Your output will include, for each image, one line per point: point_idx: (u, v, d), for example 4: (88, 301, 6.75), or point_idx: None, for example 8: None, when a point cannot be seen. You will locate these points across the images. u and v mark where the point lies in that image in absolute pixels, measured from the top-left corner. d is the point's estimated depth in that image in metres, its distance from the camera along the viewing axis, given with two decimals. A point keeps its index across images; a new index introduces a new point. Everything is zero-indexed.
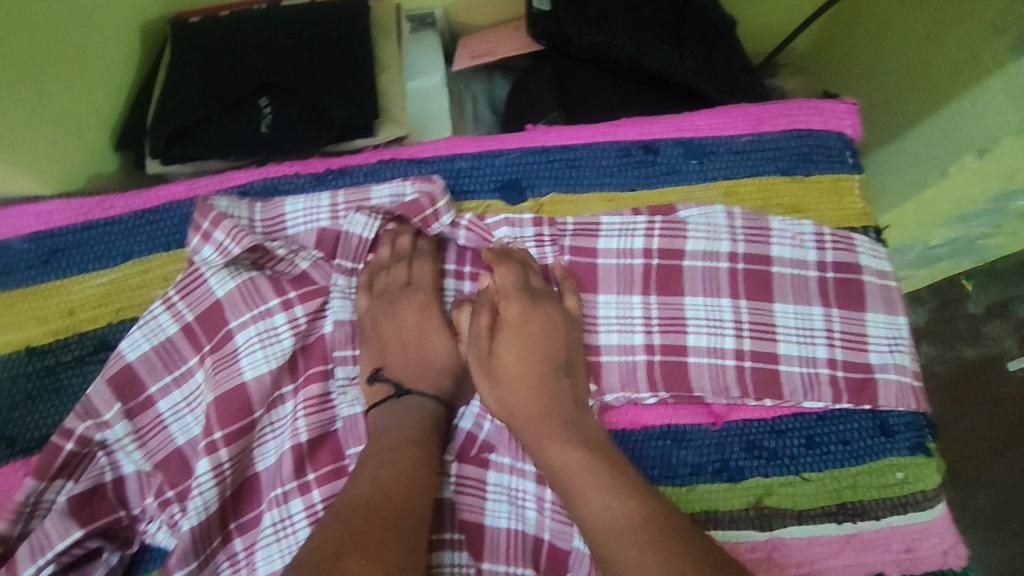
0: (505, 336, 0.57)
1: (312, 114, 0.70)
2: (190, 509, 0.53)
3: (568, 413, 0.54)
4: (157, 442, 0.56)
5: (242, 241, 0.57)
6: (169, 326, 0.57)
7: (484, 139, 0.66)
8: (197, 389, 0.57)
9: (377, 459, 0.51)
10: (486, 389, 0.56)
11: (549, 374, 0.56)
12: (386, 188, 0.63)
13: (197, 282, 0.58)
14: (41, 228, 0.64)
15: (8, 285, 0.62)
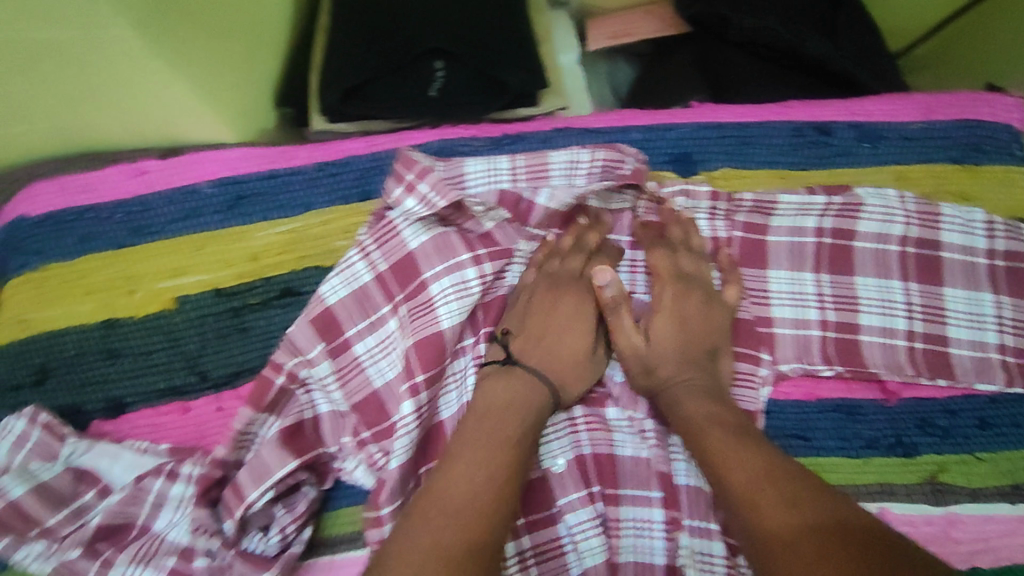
0: (662, 319, 0.59)
1: (482, 80, 0.70)
2: (397, 447, 0.54)
3: (721, 392, 0.56)
4: (354, 382, 0.59)
5: (446, 195, 0.60)
6: (365, 276, 0.60)
7: (656, 112, 0.68)
8: (390, 336, 0.60)
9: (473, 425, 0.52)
10: (641, 370, 0.58)
11: (701, 358, 0.58)
12: (564, 155, 0.64)
13: (392, 235, 0.61)
14: (227, 174, 0.65)
15: (196, 228, 0.64)
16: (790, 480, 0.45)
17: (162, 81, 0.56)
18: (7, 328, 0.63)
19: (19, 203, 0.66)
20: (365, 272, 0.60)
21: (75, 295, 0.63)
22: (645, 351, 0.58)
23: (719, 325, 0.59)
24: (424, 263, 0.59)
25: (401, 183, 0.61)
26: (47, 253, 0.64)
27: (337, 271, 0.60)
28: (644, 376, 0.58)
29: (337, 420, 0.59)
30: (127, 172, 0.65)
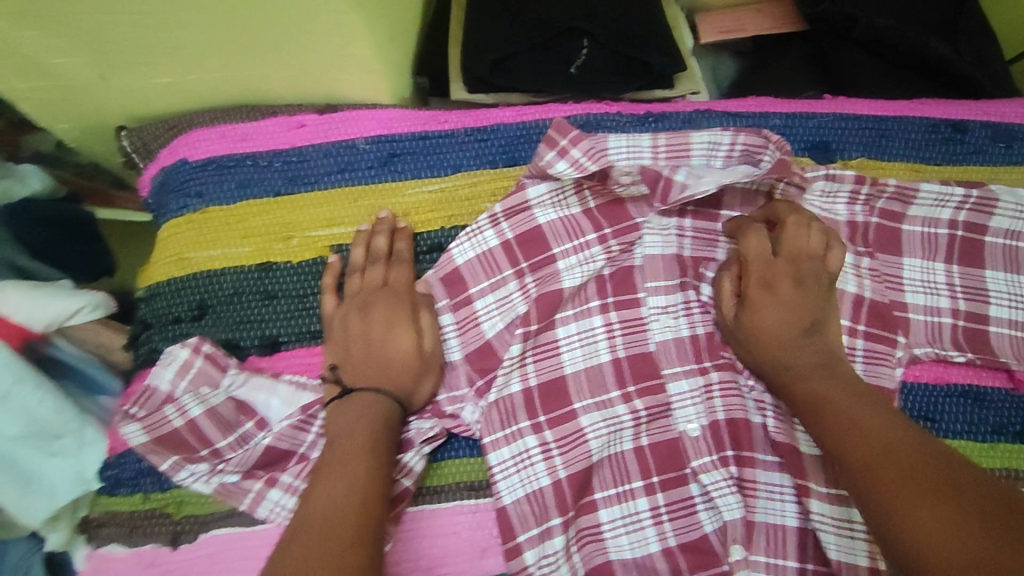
0: (765, 301, 0.58)
1: (623, 62, 0.74)
2: (503, 386, 0.60)
3: (832, 367, 0.55)
4: (471, 334, 0.62)
5: (597, 161, 0.61)
6: (492, 240, 0.63)
7: (794, 102, 0.71)
8: (509, 296, 0.63)
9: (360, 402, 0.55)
10: (746, 349, 0.59)
11: (802, 334, 0.57)
12: (706, 135, 0.67)
13: (522, 208, 0.64)
14: (383, 132, 0.68)
15: (350, 181, 0.67)
16: (915, 452, 0.46)
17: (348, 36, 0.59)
18: (168, 265, 0.66)
19: (181, 147, 0.69)
20: (492, 239, 0.63)
21: (233, 238, 0.65)
22: (734, 326, 0.60)
23: (820, 304, 0.58)
24: (551, 237, 0.64)
25: (553, 147, 0.61)
26: (208, 196, 0.66)
27: (467, 234, 0.63)
28: (743, 350, 0.59)
29: (451, 373, 0.62)
30: (286, 124, 0.68)
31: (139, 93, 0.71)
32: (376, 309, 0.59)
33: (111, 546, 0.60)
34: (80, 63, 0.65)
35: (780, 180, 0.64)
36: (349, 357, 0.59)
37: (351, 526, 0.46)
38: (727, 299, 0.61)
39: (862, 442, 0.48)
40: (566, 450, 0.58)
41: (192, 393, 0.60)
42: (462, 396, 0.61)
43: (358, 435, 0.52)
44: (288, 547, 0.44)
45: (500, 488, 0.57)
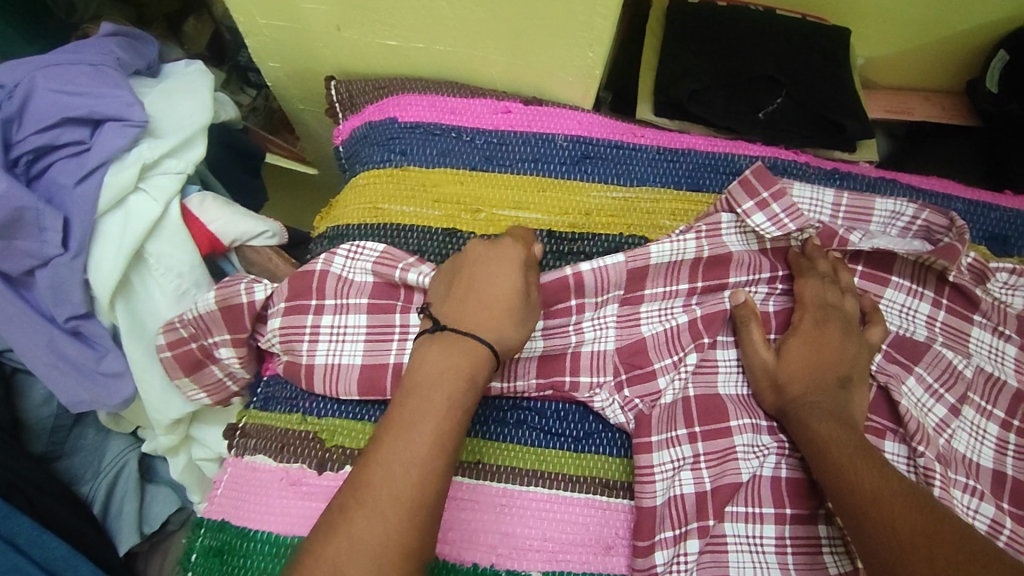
0: (796, 341, 0.61)
1: (812, 119, 0.77)
2: (669, 387, 0.62)
3: (846, 419, 0.56)
4: (628, 330, 0.64)
5: (797, 220, 0.64)
6: (689, 251, 0.64)
7: (976, 192, 0.74)
8: (671, 308, 0.65)
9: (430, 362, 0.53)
10: (766, 382, 0.61)
11: (833, 384, 0.59)
12: (889, 204, 0.68)
13: (715, 234, 0.65)
14: (581, 134, 0.72)
15: (543, 172, 0.71)
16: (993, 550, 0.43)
17: (598, 38, 0.65)
18: (360, 210, 0.70)
19: (390, 108, 0.74)
20: (692, 249, 0.64)
21: (426, 200, 0.70)
22: (774, 368, 0.60)
23: (854, 358, 0.60)
24: (733, 264, 0.65)
25: (755, 197, 0.64)
26: (411, 156, 0.72)
27: (670, 241, 0.64)
28: (773, 396, 0.60)
29: (595, 360, 0.63)
30: (493, 107, 0.73)
31: (360, 50, 0.76)
32: (479, 258, 0.58)
33: (259, 457, 0.62)
34: (326, 11, 0.71)
35: (948, 267, 0.64)
36: (453, 294, 0.57)
37: (416, 507, 0.45)
38: (753, 349, 0.61)
39: (874, 501, 0.48)
40: (717, 465, 0.59)
41: (324, 337, 0.64)
42: (603, 383, 0.62)
43: (419, 406, 0.50)
44: (358, 511, 0.45)
45: (657, 488, 0.58)
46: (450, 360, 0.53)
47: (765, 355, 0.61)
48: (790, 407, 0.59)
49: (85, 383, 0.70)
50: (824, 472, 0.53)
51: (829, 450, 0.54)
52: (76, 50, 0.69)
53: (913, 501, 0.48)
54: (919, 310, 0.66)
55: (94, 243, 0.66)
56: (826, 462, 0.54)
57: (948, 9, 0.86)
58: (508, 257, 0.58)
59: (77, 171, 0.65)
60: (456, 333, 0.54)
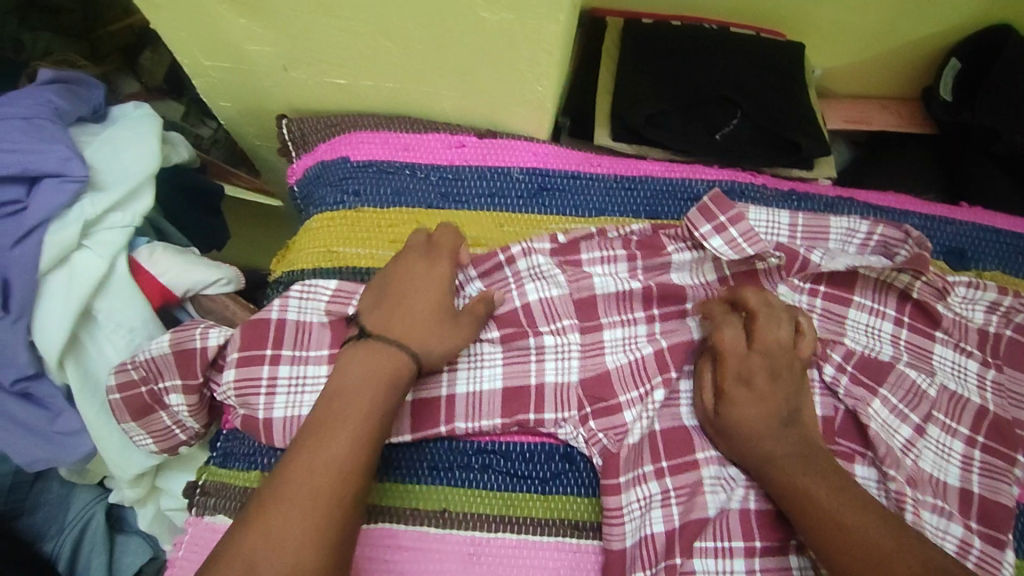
0: (735, 388, 0.58)
1: (769, 138, 0.77)
2: (632, 427, 0.61)
3: (812, 462, 0.54)
4: (593, 360, 0.64)
5: (757, 244, 0.63)
6: (634, 283, 0.65)
7: (934, 206, 0.74)
8: (634, 337, 0.65)
9: (359, 360, 0.55)
10: (716, 430, 0.59)
11: (779, 421, 0.56)
12: (845, 221, 0.68)
13: (661, 270, 0.67)
14: (537, 165, 0.71)
15: (500, 207, 0.70)
16: None
17: (546, 72, 0.64)
18: (315, 254, 0.69)
19: (343, 146, 0.73)
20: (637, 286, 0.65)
21: (382, 241, 0.69)
22: (716, 415, 0.59)
23: (796, 389, 0.58)
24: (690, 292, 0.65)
25: (712, 221, 0.64)
26: (365, 195, 0.70)
27: (607, 270, 0.66)
28: (724, 444, 0.59)
29: (559, 393, 0.62)
30: (447, 142, 0.72)
31: (310, 88, 0.75)
32: (406, 269, 0.60)
33: (218, 517, 0.61)
34: (271, 52, 0.69)
35: (920, 275, 0.64)
36: (380, 306, 0.58)
37: (331, 510, 0.47)
38: (694, 398, 0.60)
39: (873, 565, 0.48)
40: (686, 500, 0.58)
41: (281, 390, 0.62)
42: (567, 416, 0.61)
43: (348, 410, 0.52)
44: (273, 509, 0.46)
45: (626, 529, 0.57)
46: (376, 367, 0.54)
47: (709, 405, 0.59)
48: (745, 455, 0.57)
49: (39, 443, 0.68)
50: (804, 524, 0.52)
51: (810, 498, 0.52)
52: (12, 102, 0.67)
53: (907, 556, 0.48)
54: (883, 329, 0.66)
55: (36, 303, 0.64)
56: (805, 516, 0.52)
57: (900, 19, 0.86)
58: (433, 270, 0.60)
59: (14, 231, 0.63)
60: (389, 350, 0.55)
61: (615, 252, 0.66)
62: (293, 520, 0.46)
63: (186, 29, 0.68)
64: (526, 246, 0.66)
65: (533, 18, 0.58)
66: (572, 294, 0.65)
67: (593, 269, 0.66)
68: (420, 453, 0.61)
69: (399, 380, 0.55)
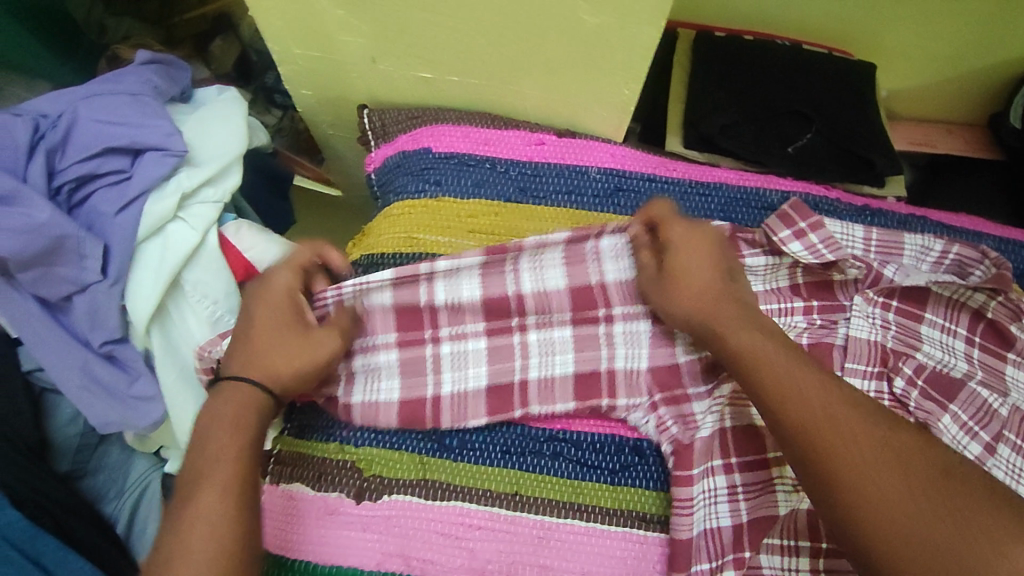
0: (681, 254, 0.61)
1: (841, 154, 0.78)
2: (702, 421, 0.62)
3: (752, 317, 0.58)
4: (661, 356, 0.65)
5: (834, 250, 0.64)
6: None
7: (1005, 229, 0.75)
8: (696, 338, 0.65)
9: (218, 410, 0.55)
10: (659, 290, 0.62)
11: (725, 278, 0.61)
12: (919, 239, 0.69)
13: None
14: (614, 167, 0.73)
15: (577, 204, 0.72)
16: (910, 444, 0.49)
17: (632, 76, 0.66)
18: (396, 239, 0.71)
19: (425, 138, 0.75)
20: None
21: (462, 230, 0.71)
22: (658, 279, 0.62)
23: (723, 252, 0.62)
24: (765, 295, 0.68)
25: (792, 227, 0.65)
26: (446, 186, 0.72)
27: None
28: (661, 298, 0.62)
29: (629, 380, 0.64)
30: (527, 140, 0.74)
31: (395, 82, 0.77)
32: (255, 301, 0.61)
33: (297, 486, 0.61)
34: (363, 44, 0.72)
35: (997, 296, 0.65)
36: (234, 350, 0.60)
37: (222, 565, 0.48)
38: (642, 268, 0.64)
39: (813, 408, 0.51)
40: (754, 497, 0.60)
41: (361, 369, 0.64)
42: (637, 403, 0.63)
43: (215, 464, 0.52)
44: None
45: (694, 519, 0.58)
46: (236, 406, 0.56)
47: (652, 274, 0.63)
48: (682, 327, 0.61)
49: (116, 405, 0.69)
50: (749, 376, 0.55)
51: (763, 357, 0.55)
52: (117, 79, 0.71)
53: (845, 402, 0.51)
54: (956, 347, 0.67)
55: (132, 270, 0.67)
56: (750, 368, 0.55)
57: (971, 44, 0.87)
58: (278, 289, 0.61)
59: (117, 199, 0.66)
60: (241, 386, 0.57)
61: None
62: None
63: (285, 19, 0.71)
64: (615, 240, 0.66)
65: (629, 22, 0.60)
66: None
67: None
68: (492, 438, 0.63)
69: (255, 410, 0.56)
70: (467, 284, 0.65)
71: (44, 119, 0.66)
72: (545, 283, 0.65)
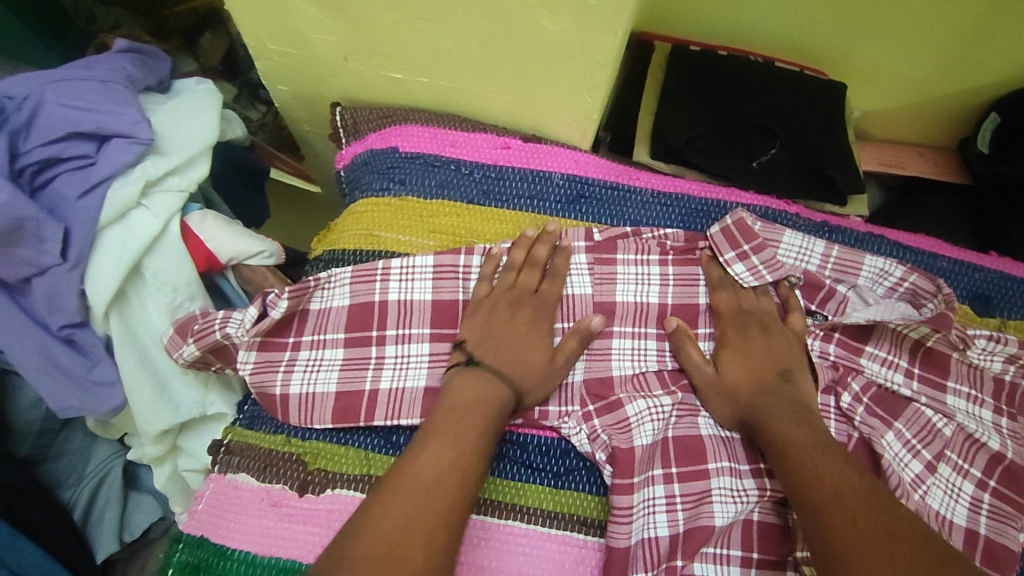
0: (732, 354, 0.65)
1: (801, 170, 0.79)
2: (643, 431, 0.63)
3: (803, 416, 0.59)
4: (600, 363, 0.67)
5: (775, 270, 0.67)
6: (653, 296, 0.68)
7: (962, 251, 0.76)
8: (644, 350, 0.67)
9: (462, 388, 0.59)
10: (717, 397, 0.63)
11: (774, 379, 0.62)
12: (877, 264, 0.69)
13: (690, 284, 0.69)
14: (578, 174, 0.74)
15: (539, 209, 0.73)
16: (921, 536, 0.46)
17: (596, 84, 0.67)
18: (357, 236, 0.72)
19: (393, 137, 0.76)
20: (655, 295, 0.68)
21: (422, 229, 0.72)
22: (718, 381, 0.63)
23: (786, 350, 0.64)
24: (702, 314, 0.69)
25: (736, 248, 0.68)
26: (410, 185, 0.73)
27: (635, 277, 0.68)
28: (720, 402, 0.63)
29: (563, 392, 0.66)
30: (493, 143, 0.75)
31: (366, 80, 0.78)
32: (501, 316, 0.65)
33: (241, 475, 0.63)
34: (336, 42, 0.73)
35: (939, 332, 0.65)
36: (484, 343, 0.63)
37: (439, 517, 0.49)
38: (695, 366, 0.64)
39: (833, 497, 0.51)
40: (693, 507, 0.59)
41: (299, 368, 0.66)
42: (571, 412, 0.64)
43: (452, 424, 0.56)
44: (389, 496, 0.49)
45: (631, 528, 0.58)
46: (479, 391, 0.59)
47: (707, 375, 0.64)
48: (743, 430, 0.62)
49: (74, 389, 0.70)
50: (783, 473, 0.55)
51: (802, 444, 0.56)
52: (89, 66, 0.72)
53: (867, 492, 0.50)
54: (895, 380, 0.66)
55: (93, 256, 0.67)
56: (788, 461, 0.56)
57: (942, 70, 0.88)
58: (530, 320, 0.65)
59: (80, 184, 0.67)
60: (481, 371, 0.61)
61: (648, 255, 0.69)
62: (405, 510, 0.48)
63: (257, 14, 0.72)
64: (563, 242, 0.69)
65: (589, 31, 0.61)
66: (594, 297, 0.68)
67: (625, 268, 0.69)
68: None
69: (503, 398, 0.59)
70: (420, 277, 0.68)
71: (10, 101, 0.67)
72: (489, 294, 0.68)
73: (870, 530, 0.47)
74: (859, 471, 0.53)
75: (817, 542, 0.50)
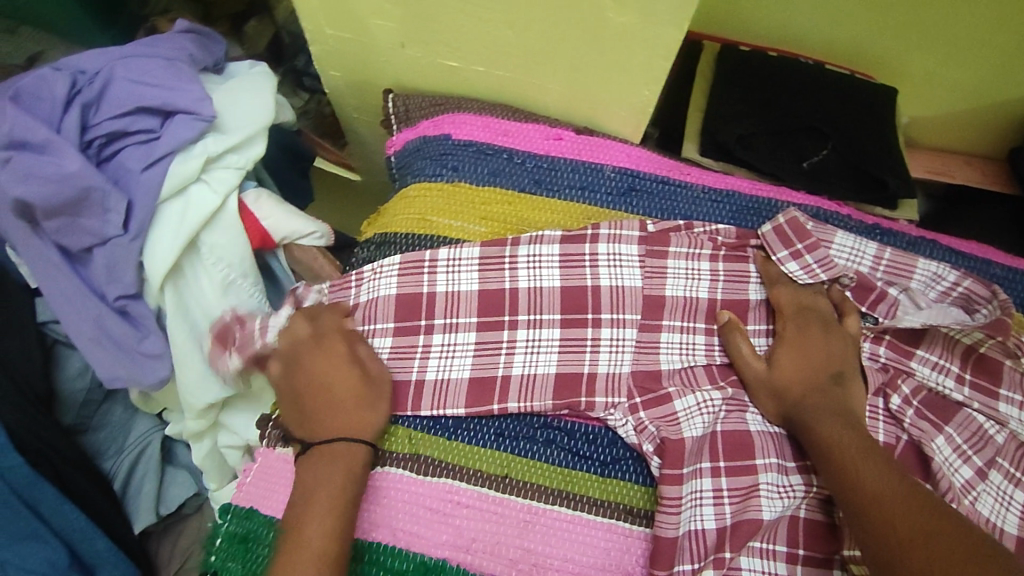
0: (786, 350, 0.65)
1: (852, 172, 0.79)
2: (693, 424, 0.62)
3: (850, 419, 0.59)
4: (647, 356, 0.66)
5: (829, 270, 0.67)
6: (704, 292, 0.68)
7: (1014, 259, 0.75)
8: (692, 344, 0.67)
9: (313, 464, 0.58)
10: (765, 393, 0.63)
11: (827, 381, 0.62)
12: (931, 268, 0.69)
13: (742, 280, 0.69)
14: (630, 167, 0.75)
15: (591, 200, 0.73)
16: (967, 542, 0.47)
17: (653, 77, 0.67)
18: (408, 221, 0.72)
19: (446, 125, 0.77)
20: (706, 290, 0.68)
21: (473, 215, 0.72)
22: (768, 377, 0.63)
23: (841, 351, 0.64)
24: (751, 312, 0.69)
25: (789, 247, 0.68)
26: (462, 172, 0.74)
27: (687, 272, 0.68)
28: (769, 399, 0.63)
29: (612, 381, 0.65)
30: (546, 133, 0.75)
31: (420, 68, 0.79)
32: (319, 361, 0.63)
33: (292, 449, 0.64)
34: (393, 28, 0.74)
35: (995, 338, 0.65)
36: (304, 413, 0.62)
37: None
38: (746, 360, 0.64)
39: (877, 501, 0.51)
40: (740, 501, 0.60)
41: None
42: (618, 404, 0.64)
43: (321, 497, 0.56)
44: None
45: (680, 519, 0.58)
46: (331, 463, 0.58)
47: (759, 368, 0.64)
48: (787, 426, 0.63)
49: (122, 359, 0.71)
50: (830, 472, 0.56)
51: (847, 446, 0.56)
52: (153, 45, 0.73)
53: (912, 497, 0.51)
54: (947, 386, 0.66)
55: (153, 228, 0.68)
56: (837, 460, 0.56)
57: (994, 77, 0.88)
58: (340, 358, 0.64)
59: (143, 158, 0.68)
60: (329, 445, 0.59)
61: (701, 249, 0.69)
62: None
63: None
64: (614, 232, 0.69)
65: (652, 23, 0.61)
66: (643, 291, 0.67)
67: (677, 261, 0.69)
68: (488, 421, 0.64)
69: (360, 460, 0.59)
70: (467, 267, 0.68)
71: (82, 75, 0.69)
72: (540, 281, 0.67)
73: (914, 536, 0.48)
74: (903, 476, 0.53)
75: (867, 546, 0.50)
